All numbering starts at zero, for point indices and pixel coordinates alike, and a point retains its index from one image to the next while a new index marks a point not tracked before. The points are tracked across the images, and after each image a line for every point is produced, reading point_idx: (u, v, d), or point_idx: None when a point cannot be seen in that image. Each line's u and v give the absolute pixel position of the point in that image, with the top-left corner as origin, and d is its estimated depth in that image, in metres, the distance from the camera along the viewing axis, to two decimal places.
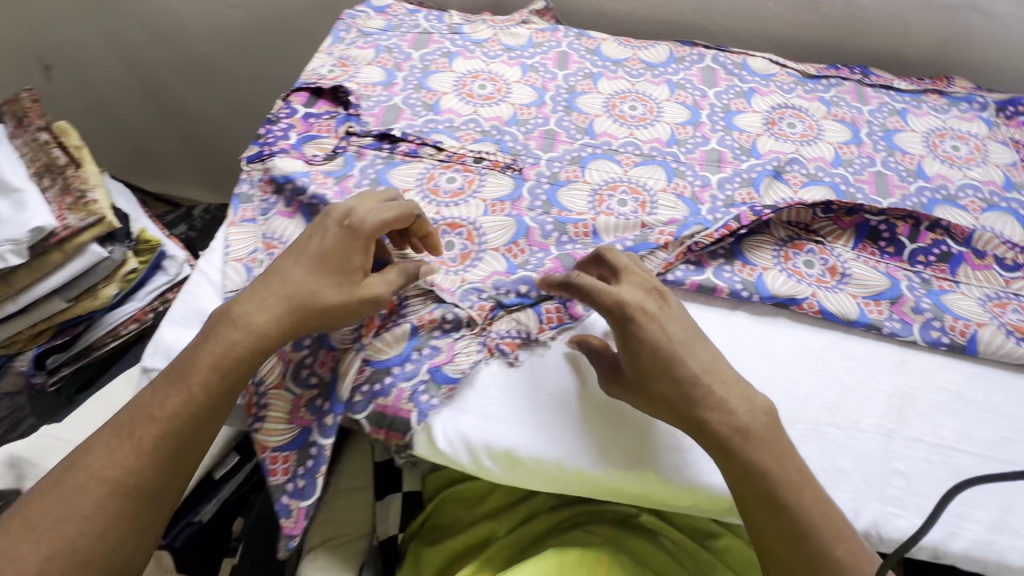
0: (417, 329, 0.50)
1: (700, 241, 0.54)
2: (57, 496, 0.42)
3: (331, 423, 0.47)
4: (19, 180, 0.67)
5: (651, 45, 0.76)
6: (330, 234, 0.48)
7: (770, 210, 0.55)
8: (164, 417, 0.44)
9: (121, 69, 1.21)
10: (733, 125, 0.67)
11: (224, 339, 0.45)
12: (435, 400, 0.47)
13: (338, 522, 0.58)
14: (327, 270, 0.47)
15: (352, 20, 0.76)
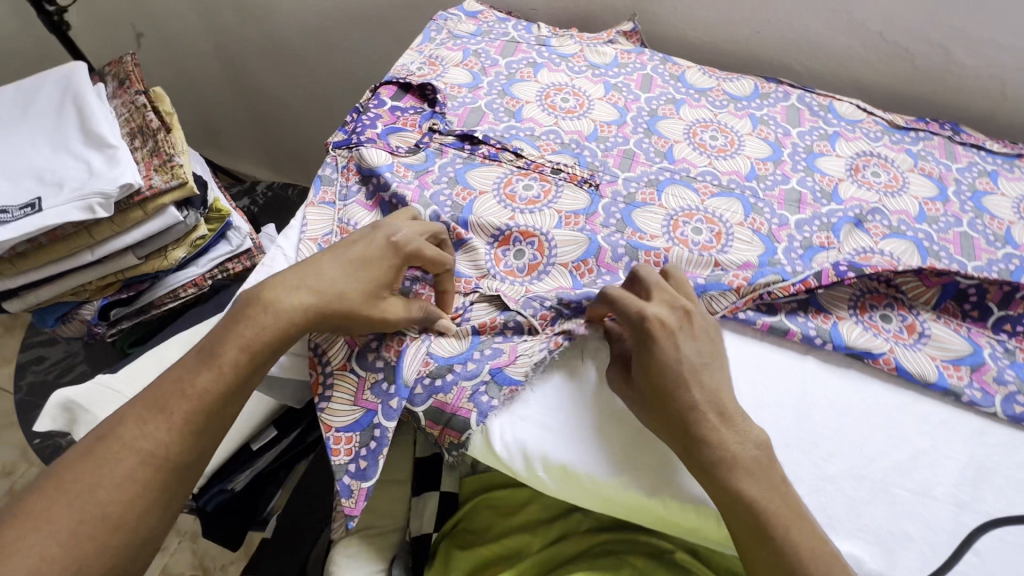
0: (481, 330, 0.51)
1: (774, 291, 0.52)
2: (128, 444, 0.44)
3: (394, 407, 0.47)
4: (115, 138, 0.70)
5: (736, 78, 0.75)
6: (373, 246, 0.50)
7: (852, 271, 0.53)
8: (194, 394, 0.45)
9: (207, 44, 1.27)
10: (815, 166, 0.66)
11: (256, 324, 0.47)
12: (495, 401, 0.47)
13: (375, 514, 0.58)
14: (357, 278, 0.49)
15: (443, 21, 0.78)
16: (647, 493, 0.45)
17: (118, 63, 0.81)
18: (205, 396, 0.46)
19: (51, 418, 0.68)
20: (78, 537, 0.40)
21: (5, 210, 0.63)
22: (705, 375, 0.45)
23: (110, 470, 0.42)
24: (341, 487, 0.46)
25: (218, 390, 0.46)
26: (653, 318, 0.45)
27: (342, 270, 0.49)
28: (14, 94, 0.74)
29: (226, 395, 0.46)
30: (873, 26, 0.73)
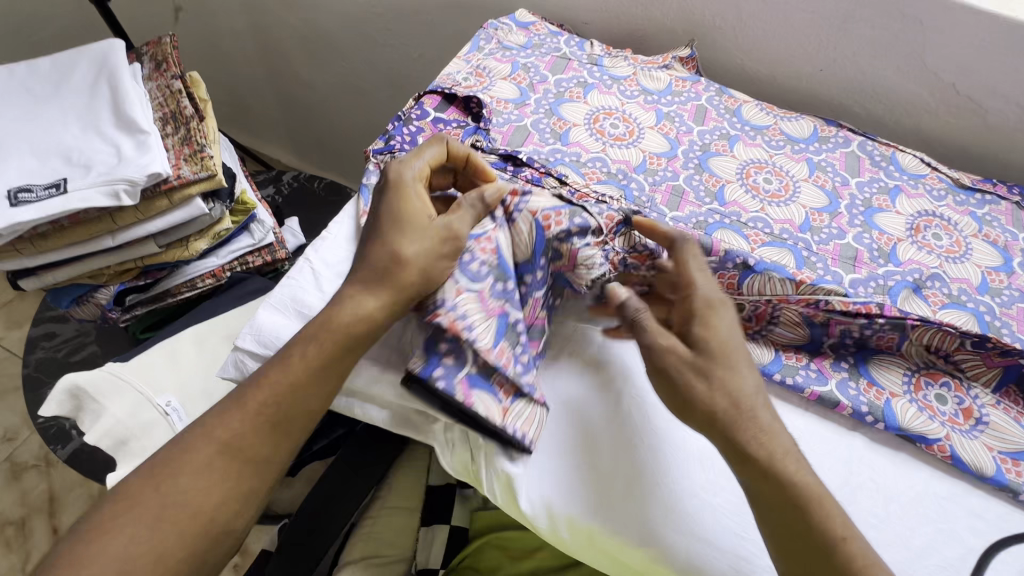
0: (544, 227, 0.49)
1: (831, 303, 0.50)
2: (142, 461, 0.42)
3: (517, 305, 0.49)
4: (146, 123, 0.67)
5: (795, 117, 0.71)
6: (382, 195, 0.50)
7: (917, 317, 0.50)
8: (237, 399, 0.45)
9: (245, 27, 1.25)
10: (873, 223, 0.62)
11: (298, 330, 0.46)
12: (555, 301, 0.53)
13: (383, 542, 0.56)
14: (395, 230, 0.48)
15: (493, 30, 0.75)
16: (681, 572, 0.43)
17: (157, 43, 0.79)
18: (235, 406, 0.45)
19: (57, 404, 0.66)
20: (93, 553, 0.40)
21: (29, 188, 0.62)
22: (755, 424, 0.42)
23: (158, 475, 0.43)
24: (526, 389, 0.47)
25: (283, 381, 0.45)
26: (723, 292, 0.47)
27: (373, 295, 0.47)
28: (49, 67, 0.72)
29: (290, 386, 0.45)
30: (948, 76, 0.68)
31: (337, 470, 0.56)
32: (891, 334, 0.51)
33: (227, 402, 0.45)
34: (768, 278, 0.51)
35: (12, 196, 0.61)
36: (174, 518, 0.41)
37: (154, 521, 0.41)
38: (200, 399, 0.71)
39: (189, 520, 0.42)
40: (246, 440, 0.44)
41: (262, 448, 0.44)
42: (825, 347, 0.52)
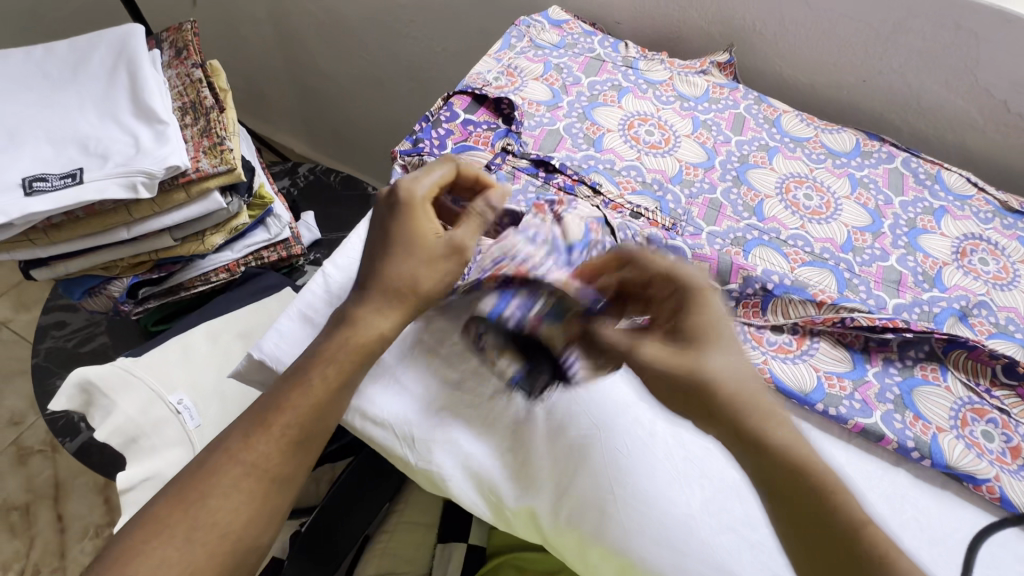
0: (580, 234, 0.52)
1: (858, 319, 0.50)
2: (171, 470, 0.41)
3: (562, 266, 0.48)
4: (165, 113, 0.65)
5: (836, 130, 0.69)
6: (387, 215, 0.47)
7: (944, 333, 0.50)
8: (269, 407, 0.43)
9: (263, 13, 1.22)
10: (917, 245, 0.60)
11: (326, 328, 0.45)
12: None
13: (401, 560, 0.59)
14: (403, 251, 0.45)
15: (526, 27, 0.73)
16: None
17: (178, 30, 0.76)
18: (246, 420, 0.43)
19: (67, 399, 0.65)
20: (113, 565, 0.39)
21: (44, 178, 0.60)
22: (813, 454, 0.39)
23: (179, 502, 0.40)
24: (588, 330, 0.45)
25: (304, 405, 0.42)
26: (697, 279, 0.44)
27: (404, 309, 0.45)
28: (66, 51, 0.70)
29: (313, 410, 0.43)
30: (1000, 93, 0.65)
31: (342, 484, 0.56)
32: (933, 367, 0.51)
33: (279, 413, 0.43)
34: (784, 307, 0.52)
35: (27, 185, 0.59)
36: (201, 543, 0.40)
37: (182, 546, 0.39)
38: (212, 397, 0.69)
39: (210, 547, 0.40)
40: (269, 462, 0.42)
41: (289, 468, 0.43)
42: (869, 376, 0.50)
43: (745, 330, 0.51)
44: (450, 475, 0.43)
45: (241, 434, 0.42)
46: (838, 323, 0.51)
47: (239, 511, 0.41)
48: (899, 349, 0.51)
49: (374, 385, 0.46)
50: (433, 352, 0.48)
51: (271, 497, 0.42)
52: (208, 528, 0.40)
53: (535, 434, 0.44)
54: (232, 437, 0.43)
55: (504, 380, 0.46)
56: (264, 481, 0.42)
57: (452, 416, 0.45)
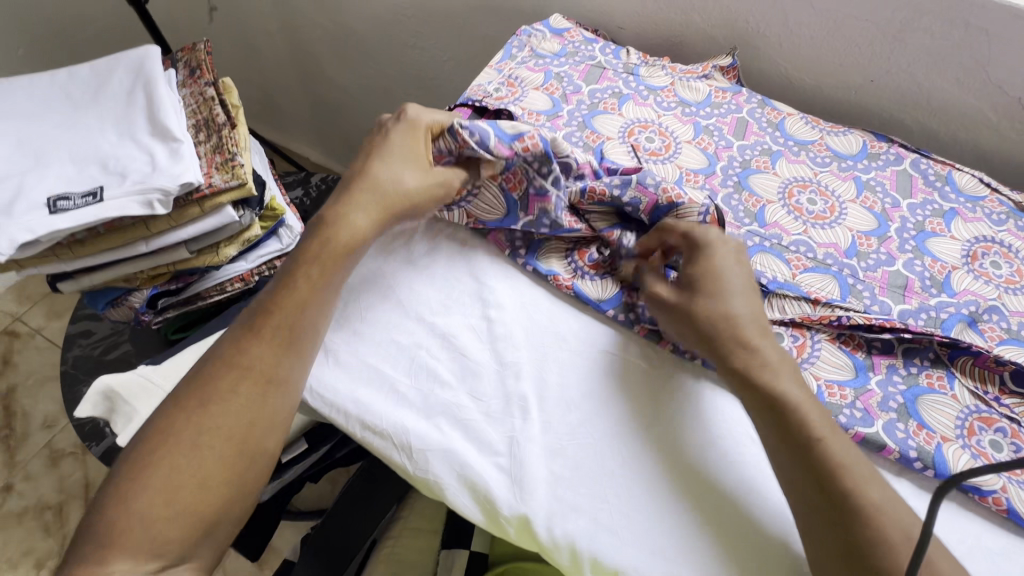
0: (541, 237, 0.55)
1: (854, 319, 0.51)
2: (202, 382, 0.44)
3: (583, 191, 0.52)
4: (180, 131, 0.68)
5: (842, 132, 0.68)
6: (393, 131, 0.52)
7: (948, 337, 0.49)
8: (278, 310, 0.46)
9: (277, 28, 1.25)
10: (925, 248, 0.58)
11: (324, 236, 0.48)
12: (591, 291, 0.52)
13: (405, 564, 0.60)
14: (400, 160, 0.51)
15: (527, 37, 0.73)
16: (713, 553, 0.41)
17: (191, 49, 0.79)
18: (255, 328, 0.46)
19: (92, 405, 0.69)
20: (147, 467, 0.41)
21: (67, 197, 0.63)
22: (822, 456, 0.39)
23: (183, 412, 0.43)
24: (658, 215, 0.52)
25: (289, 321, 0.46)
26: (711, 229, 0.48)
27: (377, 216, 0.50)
28: (87, 74, 0.73)
29: (297, 309, 0.46)
30: (1014, 91, 0.63)
31: (352, 489, 0.58)
32: (940, 374, 0.50)
33: (280, 318, 0.46)
34: (773, 299, 0.53)
35: (52, 205, 0.62)
36: (207, 448, 0.42)
37: (190, 452, 0.42)
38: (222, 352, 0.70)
39: (219, 451, 0.42)
40: (261, 362, 0.45)
41: (282, 370, 0.45)
42: (871, 384, 0.49)
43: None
44: (447, 482, 0.43)
45: (231, 336, 0.46)
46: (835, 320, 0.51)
47: (251, 414, 0.43)
48: (904, 356, 0.51)
49: (370, 392, 0.46)
50: (431, 356, 0.48)
51: (273, 399, 0.44)
52: (211, 431, 0.42)
53: (531, 442, 0.45)
54: (226, 347, 0.46)
55: (498, 388, 0.47)
56: (260, 382, 0.44)
57: (447, 424, 0.45)
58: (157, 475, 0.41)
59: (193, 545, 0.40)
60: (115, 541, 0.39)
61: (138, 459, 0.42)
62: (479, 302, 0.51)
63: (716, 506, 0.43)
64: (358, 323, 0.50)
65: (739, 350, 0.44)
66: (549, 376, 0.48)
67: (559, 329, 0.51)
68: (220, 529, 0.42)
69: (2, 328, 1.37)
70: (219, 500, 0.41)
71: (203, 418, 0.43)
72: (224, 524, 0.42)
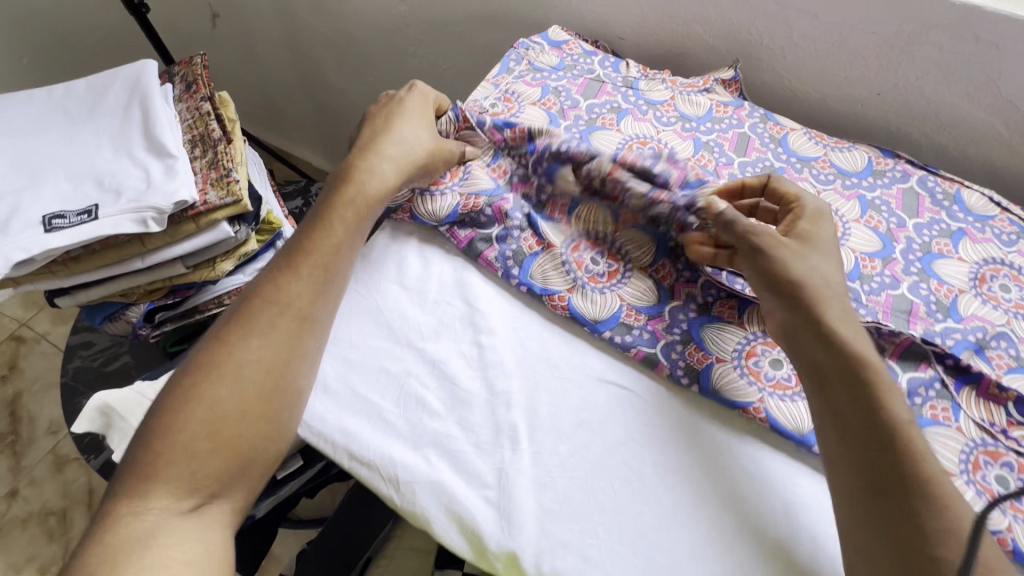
0: (534, 252, 0.54)
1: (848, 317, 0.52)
2: (245, 316, 0.45)
3: (557, 165, 0.55)
4: (175, 147, 0.68)
5: (847, 148, 0.66)
6: (409, 103, 0.58)
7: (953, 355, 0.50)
8: (314, 251, 0.48)
9: (279, 36, 1.25)
10: (931, 271, 0.57)
11: (356, 187, 0.52)
12: (587, 306, 0.51)
13: None
14: (420, 124, 0.56)
15: (525, 50, 0.72)
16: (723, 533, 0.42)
17: (188, 63, 0.79)
18: (294, 267, 0.47)
19: (88, 422, 0.69)
20: (191, 399, 0.42)
21: (62, 215, 0.63)
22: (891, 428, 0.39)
23: (223, 346, 0.44)
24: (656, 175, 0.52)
25: (319, 272, 0.48)
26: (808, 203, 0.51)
27: (404, 170, 0.53)
28: (84, 89, 0.73)
29: (332, 251, 0.49)
30: None
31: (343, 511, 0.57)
32: (945, 405, 0.48)
33: (315, 260, 0.48)
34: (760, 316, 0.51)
35: (47, 223, 0.62)
36: (250, 382, 0.43)
37: (233, 386, 0.42)
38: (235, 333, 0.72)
39: (259, 386, 0.43)
40: (299, 300, 0.46)
41: (317, 308, 0.47)
42: None
43: (743, 364, 0.48)
44: (433, 516, 0.42)
45: (267, 277, 0.47)
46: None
47: (288, 350, 0.44)
48: (908, 385, 0.49)
49: (358, 421, 0.46)
50: (420, 385, 0.47)
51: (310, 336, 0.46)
52: (253, 365, 0.43)
53: (520, 476, 0.44)
54: (262, 287, 0.47)
55: (488, 418, 0.46)
56: (297, 319, 0.46)
57: (436, 456, 0.44)
58: (200, 407, 0.41)
59: (234, 477, 0.41)
60: (159, 472, 0.39)
61: (174, 396, 0.42)
62: (470, 327, 0.50)
63: (710, 544, 0.42)
64: (347, 349, 0.49)
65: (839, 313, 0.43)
66: (540, 407, 0.47)
67: (551, 356, 0.50)
68: (254, 469, 0.42)
69: (8, 334, 1.38)
70: (256, 436, 0.42)
71: (248, 350, 0.44)
72: (262, 460, 0.42)
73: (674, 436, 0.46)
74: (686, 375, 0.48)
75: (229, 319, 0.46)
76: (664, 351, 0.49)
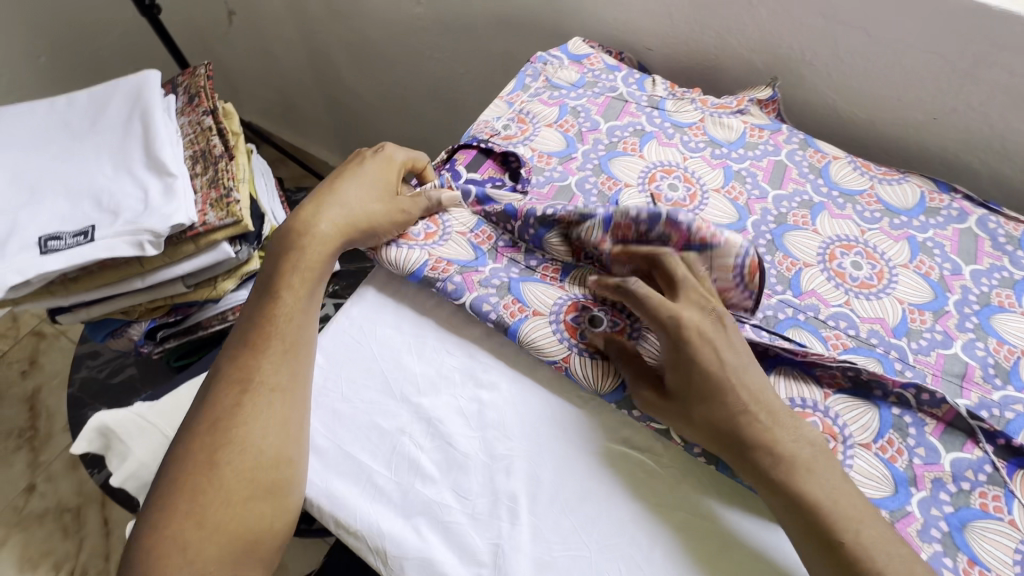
0: (518, 318, 0.48)
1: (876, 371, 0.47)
2: (212, 404, 0.44)
3: (544, 230, 0.50)
4: (175, 165, 0.65)
5: (897, 180, 0.59)
6: (368, 159, 0.55)
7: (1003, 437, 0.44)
8: (273, 327, 0.47)
9: (293, 34, 1.22)
10: (989, 327, 0.51)
11: (297, 248, 0.50)
12: (582, 373, 0.46)
13: None
14: (370, 185, 0.53)
15: (542, 64, 0.67)
16: None
17: (192, 74, 0.77)
18: (255, 344, 0.46)
19: (87, 442, 0.67)
20: (180, 490, 0.41)
21: (58, 236, 0.61)
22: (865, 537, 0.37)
23: (199, 434, 0.43)
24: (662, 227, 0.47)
25: (285, 340, 0.47)
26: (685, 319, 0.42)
27: (337, 230, 0.50)
28: (87, 101, 0.71)
29: (288, 321, 0.48)
30: None
31: None
32: (996, 493, 0.43)
33: (265, 337, 0.47)
34: (789, 375, 0.48)
35: (42, 245, 0.60)
36: (231, 467, 0.42)
37: (211, 472, 0.41)
38: None
39: (237, 465, 0.42)
40: (265, 375, 0.45)
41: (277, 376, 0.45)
42: (913, 505, 0.42)
43: None
44: None
45: (226, 358, 0.47)
46: (850, 374, 0.46)
47: (267, 425, 0.43)
48: (953, 468, 0.44)
49: (346, 485, 0.43)
50: (414, 444, 0.44)
51: (285, 409, 0.44)
52: (229, 446, 0.42)
53: (518, 553, 0.40)
54: (230, 369, 0.46)
55: (485, 485, 0.43)
56: (264, 393, 0.44)
57: (428, 527, 0.41)
58: (182, 502, 0.40)
59: (239, 563, 0.40)
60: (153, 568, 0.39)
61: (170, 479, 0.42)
62: (471, 379, 0.47)
63: None
64: (339, 402, 0.46)
65: (761, 452, 0.40)
66: (542, 475, 0.43)
67: (558, 416, 0.46)
68: (262, 548, 0.41)
69: (28, 329, 1.40)
70: (242, 518, 0.41)
71: (216, 440, 0.42)
72: (267, 540, 0.41)
73: (687, 516, 0.42)
74: (703, 448, 0.43)
75: (199, 400, 0.46)
76: None
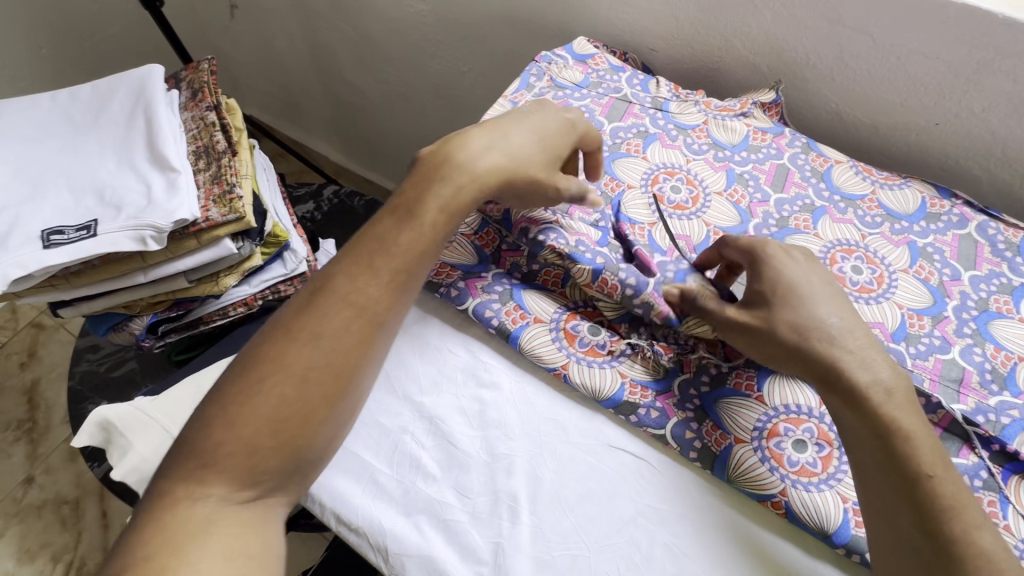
0: (519, 325, 0.49)
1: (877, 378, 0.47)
2: (315, 312, 0.41)
3: (539, 248, 0.49)
4: (178, 160, 0.65)
5: (898, 185, 0.60)
6: (552, 119, 0.51)
7: (999, 442, 0.45)
8: (399, 251, 0.44)
9: (296, 29, 1.22)
10: (988, 333, 0.51)
11: (451, 183, 0.45)
12: (581, 383, 0.46)
13: None
14: (546, 146, 0.49)
15: (546, 64, 0.67)
16: None
17: (195, 69, 0.77)
18: (370, 262, 0.43)
19: (88, 437, 0.66)
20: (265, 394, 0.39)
21: (61, 230, 0.60)
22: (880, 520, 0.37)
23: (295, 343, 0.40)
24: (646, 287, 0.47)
25: (399, 262, 0.44)
26: (769, 244, 0.46)
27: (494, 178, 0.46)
28: (90, 95, 0.70)
29: (419, 251, 0.44)
30: None
31: None
32: (992, 498, 0.43)
33: (389, 257, 0.43)
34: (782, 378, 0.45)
35: (45, 238, 0.60)
36: (315, 385, 0.40)
37: (298, 386, 0.39)
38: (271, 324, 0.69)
39: (324, 393, 0.40)
40: (378, 304, 0.42)
41: (391, 313, 0.43)
42: None
43: (764, 447, 0.43)
44: None
45: (342, 268, 0.43)
46: None
47: (363, 357, 0.41)
48: None
49: (349, 482, 0.44)
50: (415, 443, 0.44)
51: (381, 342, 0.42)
52: (325, 361, 0.40)
53: (519, 552, 0.41)
54: (338, 279, 0.43)
55: (486, 484, 0.43)
56: (370, 322, 0.42)
57: (429, 525, 0.42)
58: (264, 407, 0.39)
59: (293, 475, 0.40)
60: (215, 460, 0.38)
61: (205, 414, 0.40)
62: (473, 379, 0.47)
63: None
64: None
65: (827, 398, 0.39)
66: (543, 475, 0.43)
67: (559, 417, 0.46)
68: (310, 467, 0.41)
69: (28, 321, 1.40)
70: (313, 438, 0.40)
71: (323, 353, 0.40)
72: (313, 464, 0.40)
73: (687, 516, 0.42)
74: (699, 453, 0.44)
75: (299, 305, 0.42)
76: (675, 430, 0.45)
